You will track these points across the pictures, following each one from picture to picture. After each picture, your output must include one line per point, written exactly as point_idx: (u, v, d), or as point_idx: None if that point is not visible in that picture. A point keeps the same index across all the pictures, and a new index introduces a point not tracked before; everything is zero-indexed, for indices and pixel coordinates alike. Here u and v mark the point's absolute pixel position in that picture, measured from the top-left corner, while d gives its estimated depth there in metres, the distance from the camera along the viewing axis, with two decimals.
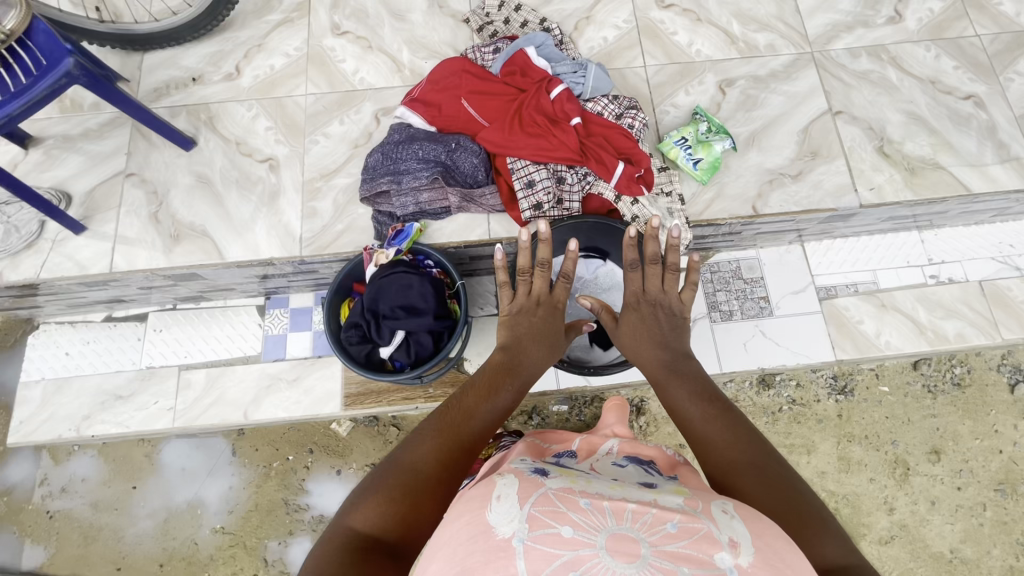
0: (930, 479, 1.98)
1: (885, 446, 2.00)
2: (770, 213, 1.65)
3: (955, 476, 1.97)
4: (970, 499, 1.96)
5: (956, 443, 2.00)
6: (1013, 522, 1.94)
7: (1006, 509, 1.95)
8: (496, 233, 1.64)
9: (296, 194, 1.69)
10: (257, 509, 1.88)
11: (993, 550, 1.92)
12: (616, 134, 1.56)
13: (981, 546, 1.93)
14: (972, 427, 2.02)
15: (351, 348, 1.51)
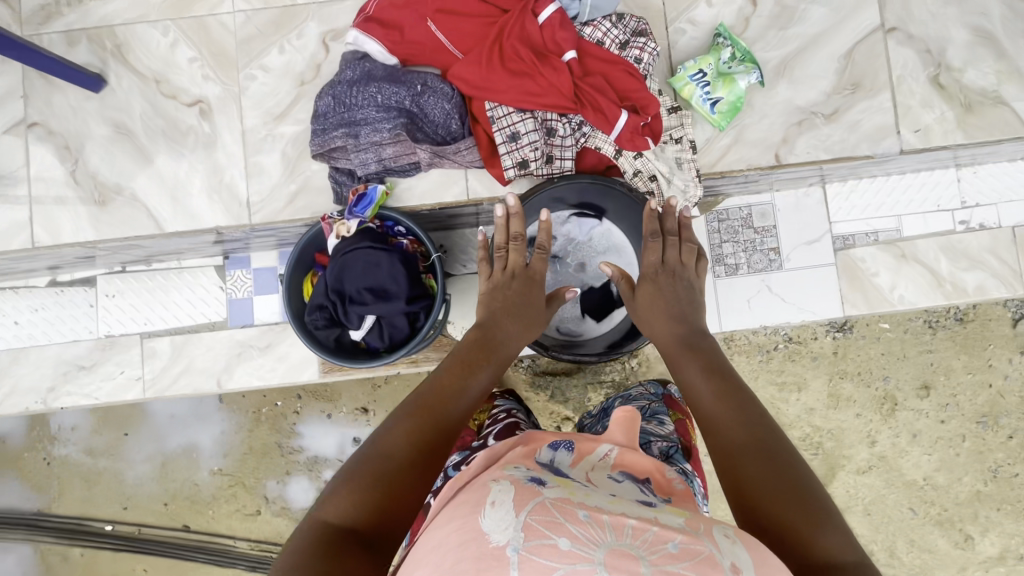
0: (916, 413, 2.16)
1: (877, 382, 2.15)
2: (795, 162, 1.41)
3: (942, 410, 2.14)
4: (951, 430, 2.15)
5: (947, 378, 2.14)
6: (990, 451, 2.15)
7: (984, 440, 2.14)
8: (475, 191, 1.41)
9: (235, 146, 1.42)
10: (249, 451, 2.34)
11: (964, 477, 2.16)
12: (620, 72, 1.26)
13: (954, 474, 2.17)
14: (967, 361, 2.14)
15: (317, 332, 1.36)
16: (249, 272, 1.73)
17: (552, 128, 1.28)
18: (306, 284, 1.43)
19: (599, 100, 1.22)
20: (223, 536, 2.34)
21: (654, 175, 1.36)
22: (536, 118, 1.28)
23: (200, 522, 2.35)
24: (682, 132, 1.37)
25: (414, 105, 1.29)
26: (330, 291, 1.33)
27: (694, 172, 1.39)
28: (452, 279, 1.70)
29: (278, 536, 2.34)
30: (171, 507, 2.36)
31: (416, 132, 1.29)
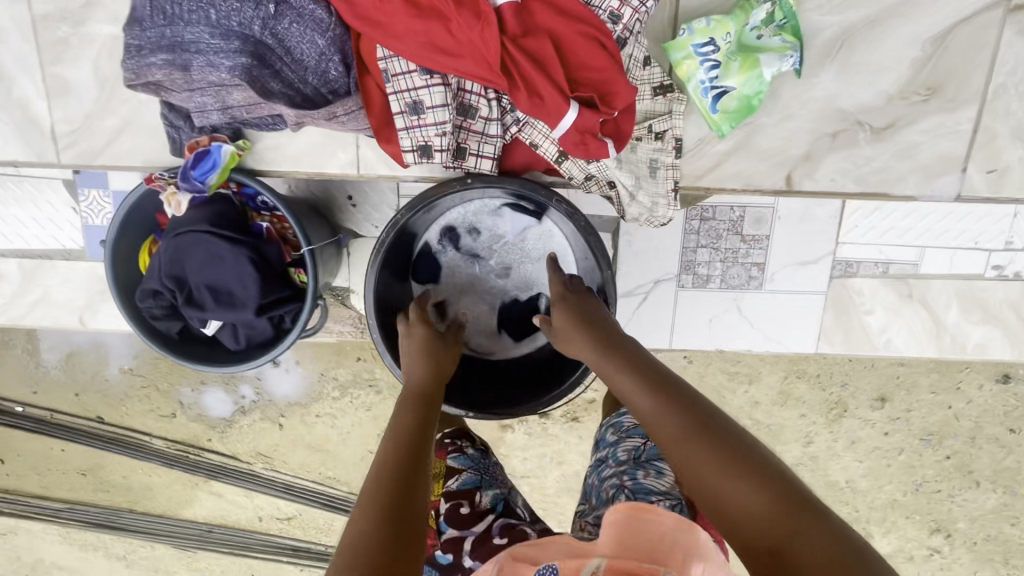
0: (861, 422, 1.81)
1: (833, 387, 1.79)
2: (810, 190, 1.03)
3: (888, 423, 1.80)
4: (891, 443, 1.82)
5: (908, 392, 1.78)
6: (921, 467, 1.83)
7: (921, 457, 1.83)
8: (367, 162, 1.04)
9: (24, 47, 0.98)
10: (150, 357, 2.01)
11: (887, 486, 1.87)
12: (580, 35, 0.79)
13: (877, 480, 1.87)
14: (936, 380, 1.77)
15: (158, 322, 1.08)
16: (104, 196, 1.35)
17: (472, 106, 0.87)
18: (143, 253, 1.10)
19: (537, 79, 0.78)
20: (139, 432, 1.94)
21: (613, 184, 0.98)
22: (449, 85, 0.85)
23: (116, 416, 1.94)
24: (671, 125, 0.97)
25: (266, 33, 0.85)
26: (162, 279, 1.02)
27: (671, 184, 1.00)
28: (358, 239, 1.38)
29: (195, 438, 1.95)
30: (83, 398, 1.93)
31: (268, 77, 0.86)
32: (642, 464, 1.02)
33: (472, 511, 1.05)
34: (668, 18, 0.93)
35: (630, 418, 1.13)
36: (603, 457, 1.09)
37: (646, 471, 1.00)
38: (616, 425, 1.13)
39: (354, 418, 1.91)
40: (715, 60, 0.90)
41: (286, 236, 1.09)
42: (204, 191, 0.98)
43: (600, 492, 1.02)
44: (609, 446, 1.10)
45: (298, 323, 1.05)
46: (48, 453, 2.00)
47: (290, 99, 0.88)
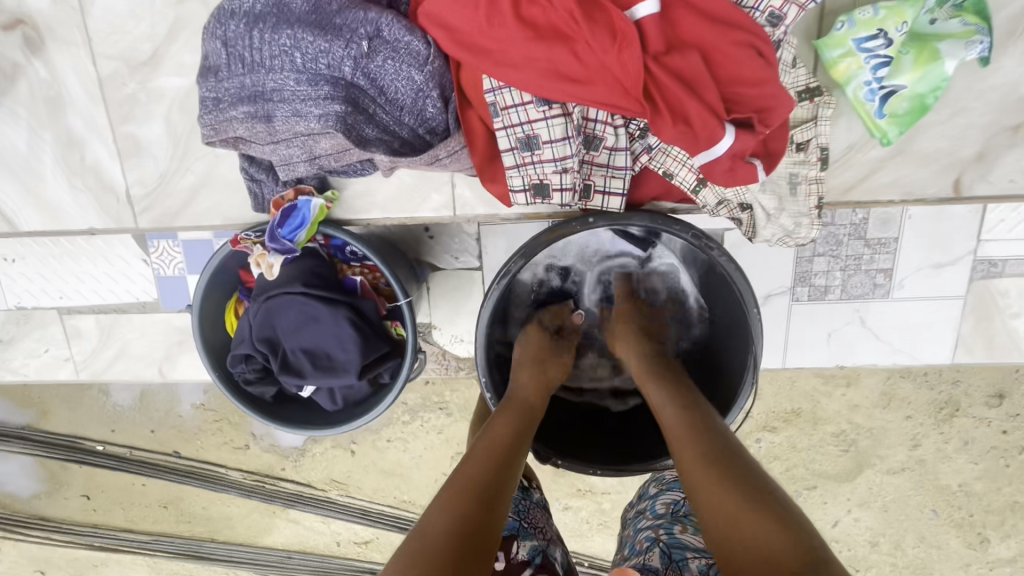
0: (977, 422, 1.65)
1: (943, 385, 1.63)
2: (981, 196, 0.87)
3: (1007, 421, 1.64)
4: (1010, 442, 1.66)
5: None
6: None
7: None
8: (464, 203, 0.95)
9: (93, 109, 0.91)
10: None
11: (1005, 488, 1.69)
12: (735, 47, 0.66)
13: (994, 483, 1.69)
14: None
15: (251, 386, 1.01)
16: (175, 246, 1.29)
17: (596, 136, 0.76)
18: (229, 313, 1.04)
19: (686, 103, 0.66)
20: (214, 465, 1.88)
21: (748, 207, 0.86)
22: (570, 116, 0.74)
23: (190, 450, 1.88)
24: (816, 134, 0.82)
25: (358, 74, 0.74)
26: (255, 343, 0.94)
27: (815, 201, 0.86)
28: (438, 274, 1.28)
29: (270, 468, 1.87)
30: (160, 434, 1.86)
31: (363, 124, 0.75)
32: (682, 518, 0.83)
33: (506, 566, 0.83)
34: (814, 12, 0.78)
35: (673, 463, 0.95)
36: (639, 509, 0.91)
37: (685, 526, 0.82)
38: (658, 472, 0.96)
39: (427, 442, 1.81)
40: (885, 56, 0.75)
41: (378, 286, 1.00)
42: (294, 250, 0.89)
43: (634, 545, 0.83)
44: (650, 496, 0.91)
45: (401, 378, 0.96)
46: (129, 488, 1.94)
47: (387, 145, 0.78)
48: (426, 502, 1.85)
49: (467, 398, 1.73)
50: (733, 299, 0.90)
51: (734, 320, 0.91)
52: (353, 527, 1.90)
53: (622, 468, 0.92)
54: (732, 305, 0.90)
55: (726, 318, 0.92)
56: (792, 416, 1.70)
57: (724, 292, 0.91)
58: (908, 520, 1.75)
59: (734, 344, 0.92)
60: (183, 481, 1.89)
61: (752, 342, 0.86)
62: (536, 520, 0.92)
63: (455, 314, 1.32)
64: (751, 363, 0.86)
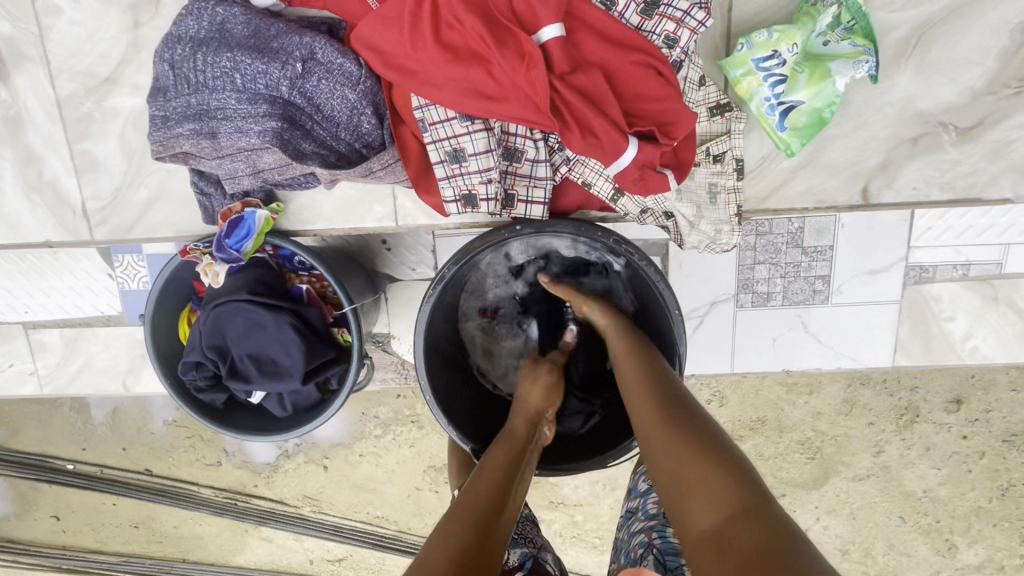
0: (937, 427, 1.69)
1: (902, 392, 1.67)
2: (889, 203, 0.94)
3: (966, 426, 1.67)
4: (970, 447, 1.69)
5: (985, 391, 1.65)
6: (1005, 471, 1.70)
7: (1004, 459, 1.69)
8: (406, 214, 0.99)
9: (51, 127, 0.96)
10: None
11: (968, 493, 1.72)
12: (635, 66, 0.72)
13: (957, 488, 1.72)
14: (1014, 376, 1.65)
15: (202, 394, 1.04)
16: (139, 260, 1.32)
17: (518, 149, 0.81)
18: (182, 322, 1.07)
19: (590, 117, 0.72)
20: (186, 482, 1.87)
21: (670, 215, 0.91)
22: (492, 130, 0.80)
23: (162, 468, 1.87)
24: (729, 146, 0.88)
25: (294, 93, 0.79)
26: (204, 351, 0.97)
27: (734, 209, 0.92)
28: (395, 285, 1.32)
29: (242, 486, 1.86)
30: (131, 452, 1.86)
31: (299, 139, 0.81)
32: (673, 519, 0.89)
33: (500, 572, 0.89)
34: (720, 34, 0.85)
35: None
36: (632, 509, 0.96)
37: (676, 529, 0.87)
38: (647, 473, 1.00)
39: (400, 457, 1.81)
40: (781, 74, 0.82)
41: (326, 295, 1.04)
42: (240, 259, 0.93)
43: (630, 550, 0.89)
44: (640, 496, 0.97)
45: (347, 382, 0.99)
46: (99, 507, 1.93)
47: (324, 158, 0.83)
48: (396, 516, 1.85)
49: (435, 410, 1.75)
50: (659, 306, 0.92)
51: (659, 323, 0.94)
52: (325, 543, 1.90)
53: (559, 467, 0.95)
54: (659, 312, 0.93)
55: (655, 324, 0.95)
56: (756, 424, 1.73)
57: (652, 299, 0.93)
58: (877, 527, 1.78)
59: (665, 349, 0.94)
60: (154, 498, 1.88)
61: (677, 343, 0.90)
62: (524, 530, 0.98)
63: (412, 323, 1.36)
64: (675, 366, 0.90)
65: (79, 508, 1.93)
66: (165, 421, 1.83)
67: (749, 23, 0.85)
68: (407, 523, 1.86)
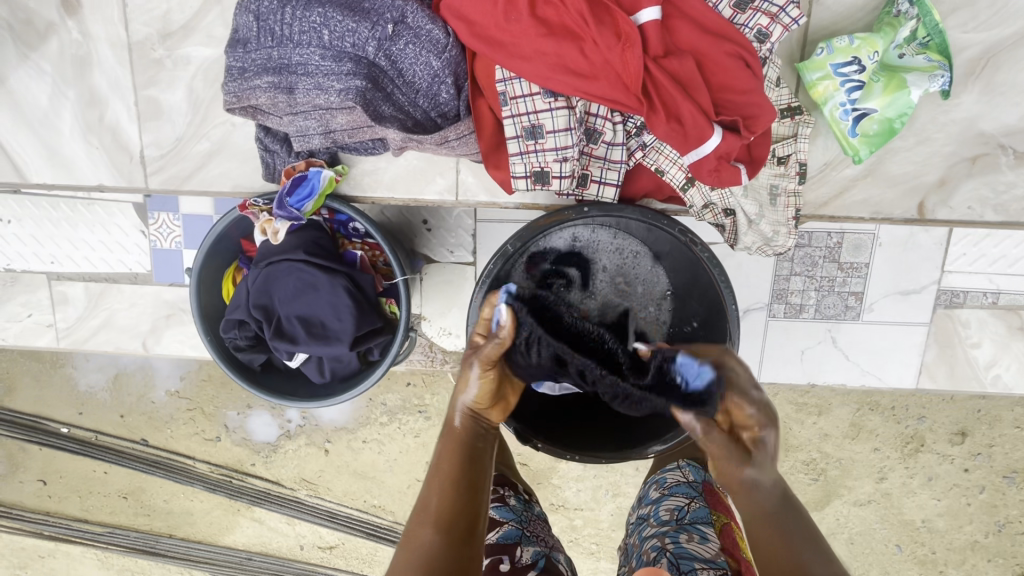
0: (940, 458, 1.71)
1: (909, 420, 1.69)
2: (942, 219, 0.95)
3: (968, 459, 1.69)
4: (971, 480, 1.71)
5: (990, 426, 1.67)
6: (1003, 507, 1.72)
7: (1003, 495, 1.71)
8: (466, 189, 0.99)
9: (119, 70, 0.95)
10: (210, 379, 1.79)
11: (966, 526, 1.74)
12: (725, 58, 0.73)
13: (956, 521, 1.74)
14: (1020, 414, 1.67)
15: (241, 354, 1.03)
16: (174, 219, 1.31)
17: (597, 130, 0.82)
18: (227, 280, 1.06)
19: (679, 101, 0.73)
20: (183, 456, 1.84)
21: (732, 212, 0.92)
22: (574, 109, 0.80)
23: (160, 439, 1.83)
24: (795, 150, 0.90)
25: (380, 54, 0.79)
26: (250, 309, 0.96)
27: (792, 212, 0.93)
28: (432, 265, 1.31)
29: (240, 463, 1.83)
30: (128, 420, 1.83)
31: (380, 101, 0.81)
32: (686, 526, 0.88)
33: (511, 568, 0.87)
34: (799, 39, 0.87)
35: (673, 475, 1.01)
36: (643, 516, 0.97)
37: (689, 535, 0.86)
38: (660, 482, 1.01)
39: (404, 446, 1.79)
40: (858, 81, 0.83)
41: (376, 264, 1.04)
42: (300, 218, 0.93)
43: (641, 554, 0.88)
44: (652, 504, 0.98)
45: (391, 353, 0.99)
46: (89, 475, 1.88)
47: (401, 123, 0.83)
48: (394, 506, 1.83)
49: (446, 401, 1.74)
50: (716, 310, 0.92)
51: (707, 318, 0.95)
52: (318, 530, 1.87)
53: (597, 456, 0.95)
54: (715, 311, 0.93)
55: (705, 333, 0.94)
56: None
57: (708, 299, 0.93)
58: (873, 554, 1.79)
59: (712, 340, 0.95)
60: (147, 470, 1.84)
61: (727, 336, 0.90)
62: (537, 529, 0.96)
63: (445, 305, 1.35)
64: None
65: (68, 474, 1.88)
66: (168, 391, 1.80)
67: (826, 29, 0.87)
68: (405, 514, 1.84)
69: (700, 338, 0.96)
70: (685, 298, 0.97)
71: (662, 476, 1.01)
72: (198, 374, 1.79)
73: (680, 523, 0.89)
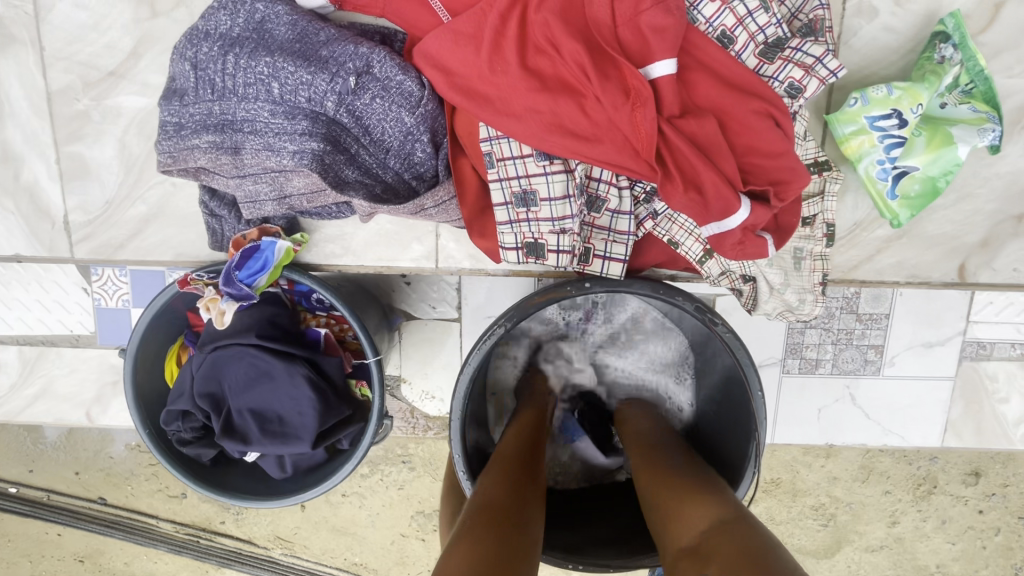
0: (954, 500, 1.60)
1: (920, 461, 1.59)
2: (985, 282, 0.85)
3: (983, 500, 1.59)
4: (984, 522, 1.61)
5: (1005, 466, 1.58)
6: (1020, 549, 1.62)
7: (1019, 537, 1.61)
8: (448, 255, 0.86)
9: (36, 123, 0.81)
10: None
11: (983, 572, 1.64)
12: (752, 118, 0.62)
13: (972, 565, 1.64)
14: None
15: (187, 448, 0.88)
16: (121, 275, 1.16)
17: (599, 197, 0.70)
18: (170, 360, 0.91)
19: (700, 169, 0.61)
20: (145, 515, 1.66)
21: (751, 279, 0.80)
22: (573, 173, 0.68)
23: (119, 497, 1.66)
24: (822, 210, 0.79)
25: (341, 110, 0.66)
26: (195, 400, 0.82)
27: (819, 278, 0.82)
28: (412, 322, 1.18)
29: (207, 521, 1.66)
30: (84, 477, 1.65)
31: (342, 165, 0.68)
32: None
33: None
34: (825, 87, 0.76)
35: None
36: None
37: None
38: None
39: (386, 499, 1.64)
40: (899, 135, 0.72)
41: (344, 339, 0.90)
42: (252, 296, 0.78)
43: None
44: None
45: (363, 447, 0.84)
46: (40, 538, 1.69)
47: (368, 190, 0.70)
48: (377, 564, 1.67)
49: (430, 452, 1.59)
50: (738, 419, 0.81)
51: (731, 406, 0.82)
52: None
53: (605, 563, 0.76)
54: (739, 408, 0.80)
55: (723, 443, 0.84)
56: (770, 486, 1.63)
57: (732, 397, 0.82)
58: None
59: (738, 429, 0.80)
60: (103, 532, 1.66)
61: (756, 424, 0.75)
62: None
63: (426, 366, 1.21)
64: (753, 455, 0.76)
65: (16, 538, 1.70)
66: (127, 445, 1.62)
67: (854, 76, 0.76)
68: (388, 572, 1.68)
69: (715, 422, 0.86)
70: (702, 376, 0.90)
71: None
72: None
73: None
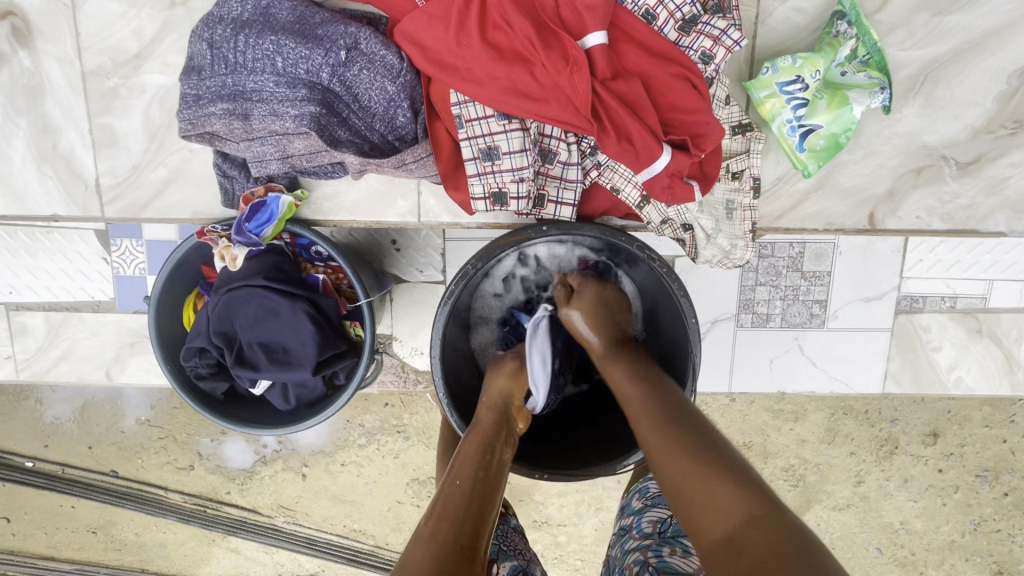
0: (914, 459, 1.68)
1: (882, 423, 1.66)
2: (895, 227, 0.99)
3: (942, 459, 1.67)
4: (945, 481, 1.69)
5: (961, 426, 1.65)
6: (978, 506, 1.69)
7: (977, 494, 1.69)
8: (429, 209, 1.02)
9: (72, 99, 1.01)
10: (182, 407, 1.69)
11: (943, 527, 1.71)
12: (668, 82, 0.77)
13: (933, 521, 1.71)
14: (988, 413, 1.65)
15: (202, 382, 1.01)
16: (137, 245, 1.16)
17: (552, 150, 0.84)
18: (187, 307, 1.04)
19: (629, 123, 0.75)
20: (154, 486, 1.74)
21: (689, 227, 0.93)
22: (528, 131, 0.82)
23: (129, 470, 1.73)
24: (749, 164, 0.91)
25: (334, 80, 0.80)
26: (211, 337, 0.94)
27: (749, 226, 0.94)
28: (402, 286, 1.27)
29: (214, 492, 1.73)
30: (96, 451, 1.72)
31: (336, 126, 0.81)
32: (670, 539, 0.85)
33: None
34: (743, 60, 0.91)
35: None
36: (626, 527, 0.93)
37: (672, 548, 0.83)
38: (643, 491, 0.98)
39: (383, 467, 1.71)
40: (803, 98, 0.87)
41: (340, 287, 1.04)
42: (259, 244, 0.93)
43: (625, 568, 0.84)
44: (635, 514, 0.94)
45: (355, 376, 0.97)
46: (56, 510, 1.77)
47: (358, 147, 0.83)
48: (374, 530, 1.74)
49: (424, 420, 1.67)
50: (680, 349, 0.94)
51: (669, 337, 0.96)
52: (297, 557, 1.77)
53: (566, 473, 0.93)
54: (679, 339, 0.93)
55: (663, 372, 0.97)
56: (742, 449, 1.70)
57: (675, 327, 0.94)
58: (855, 558, 1.75)
59: (679, 356, 0.94)
60: (116, 503, 1.73)
61: (691, 350, 0.90)
62: (514, 541, 0.94)
63: (416, 325, 1.30)
64: (690, 375, 0.91)
65: (33, 510, 1.77)
66: (137, 420, 1.70)
67: (770, 51, 0.91)
68: (386, 538, 1.75)
69: (662, 355, 0.98)
70: (655, 317, 0.98)
71: (645, 484, 0.99)
72: (169, 402, 1.70)
73: (663, 534, 0.86)
